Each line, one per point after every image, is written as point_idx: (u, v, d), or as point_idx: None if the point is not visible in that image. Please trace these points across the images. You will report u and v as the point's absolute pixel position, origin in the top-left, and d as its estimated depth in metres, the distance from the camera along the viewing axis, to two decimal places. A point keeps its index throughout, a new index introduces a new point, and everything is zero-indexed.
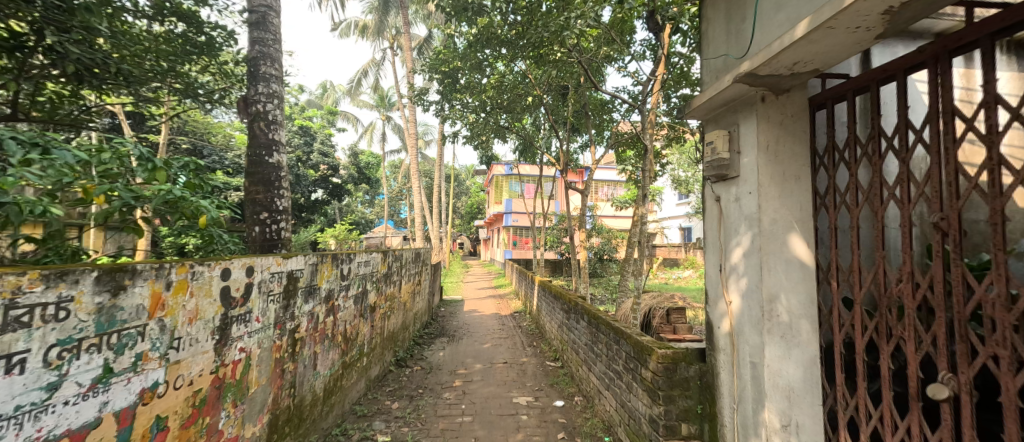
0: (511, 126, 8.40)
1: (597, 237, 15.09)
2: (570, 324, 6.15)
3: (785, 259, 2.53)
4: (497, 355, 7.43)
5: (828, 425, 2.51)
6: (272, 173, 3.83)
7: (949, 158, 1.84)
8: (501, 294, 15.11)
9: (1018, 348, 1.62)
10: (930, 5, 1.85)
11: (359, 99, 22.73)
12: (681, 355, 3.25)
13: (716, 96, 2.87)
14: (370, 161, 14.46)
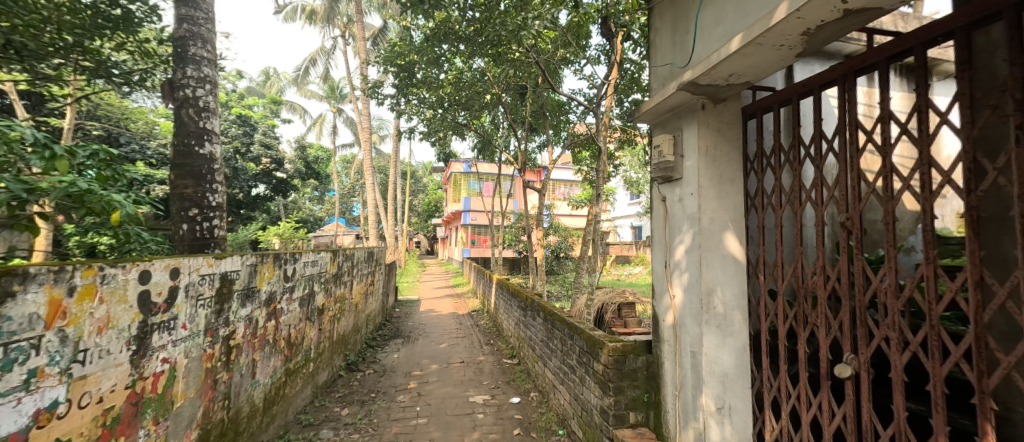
0: (469, 124, 8.19)
1: (553, 235, 15.31)
2: (527, 322, 6.15)
3: (722, 255, 2.63)
4: (453, 354, 7.30)
5: (756, 406, 2.65)
6: (204, 166, 3.51)
7: (853, 165, 1.99)
8: (459, 294, 14.89)
9: (905, 331, 1.77)
10: (841, 30, 1.98)
11: (308, 89, 21.54)
12: (630, 347, 3.31)
13: (662, 102, 2.93)
14: (320, 155, 13.73)
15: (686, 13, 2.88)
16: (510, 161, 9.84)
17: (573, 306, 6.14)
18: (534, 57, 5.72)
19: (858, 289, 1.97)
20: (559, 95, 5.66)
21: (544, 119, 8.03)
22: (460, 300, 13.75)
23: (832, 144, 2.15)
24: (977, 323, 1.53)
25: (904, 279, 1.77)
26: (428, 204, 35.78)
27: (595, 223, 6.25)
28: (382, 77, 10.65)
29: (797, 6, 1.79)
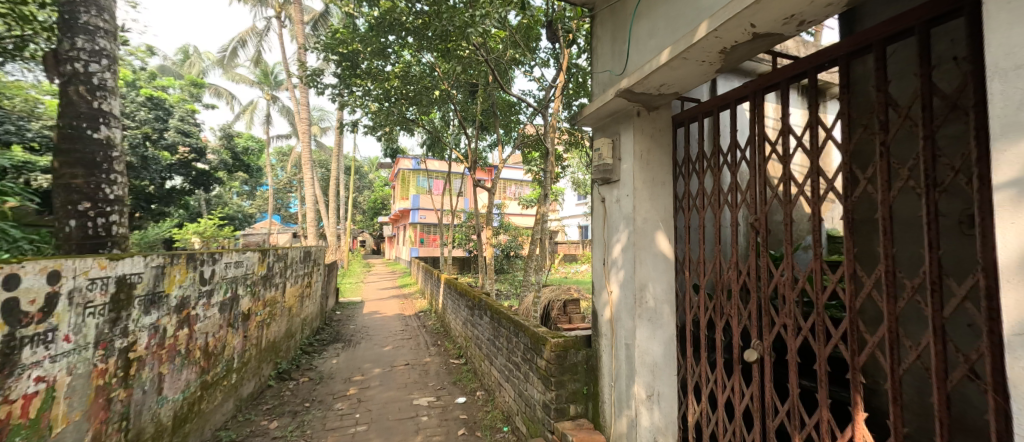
0: (417, 119, 7.89)
1: (503, 234, 15.26)
2: (474, 320, 6.06)
3: (653, 253, 2.73)
4: (398, 357, 7.03)
5: (681, 391, 2.79)
6: (99, 153, 3.08)
7: (760, 172, 2.20)
8: (406, 294, 14.45)
9: (799, 318, 2.00)
10: (752, 52, 2.11)
11: (238, 74, 19.81)
12: (571, 342, 3.31)
13: (601, 107, 2.95)
14: (252, 146, 12.68)
15: (624, 21, 2.94)
16: (459, 158, 9.65)
17: (520, 305, 6.14)
18: (484, 54, 5.61)
19: (763, 283, 2.17)
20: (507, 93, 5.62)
21: (494, 118, 7.97)
22: (405, 300, 13.33)
23: (745, 153, 2.34)
24: (851, 310, 1.76)
25: (800, 273, 2.00)
26: (374, 201, 34.43)
27: (542, 223, 6.29)
28: (323, 66, 10.05)
29: (714, 26, 1.89)
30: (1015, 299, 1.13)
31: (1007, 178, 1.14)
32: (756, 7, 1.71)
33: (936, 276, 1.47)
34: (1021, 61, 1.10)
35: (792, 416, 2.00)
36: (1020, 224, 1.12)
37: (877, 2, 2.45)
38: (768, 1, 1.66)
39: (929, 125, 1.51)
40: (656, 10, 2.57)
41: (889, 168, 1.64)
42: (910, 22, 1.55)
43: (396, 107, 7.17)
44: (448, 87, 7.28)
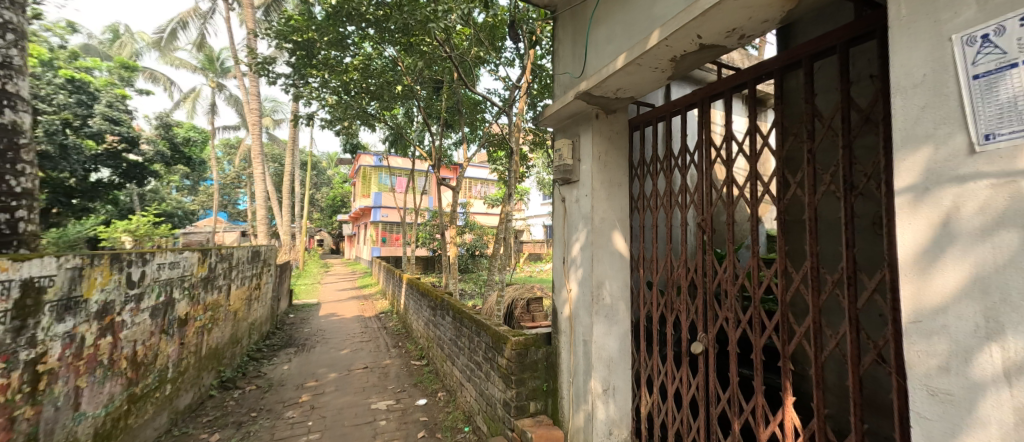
0: (379, 115, 7.50)
1: (468, 234, 15.03)
2: (436, 320, 5.94)
3: (610, 251, 2.77)
4: (356, 360, 6.77)
5: (634, 384, 2.85)
6: (5, 140, 2.75)
7: (707, 174, 2.31)
8: (366, 295, 13.97)
9: (739, 312, 2.11)
10: (700, 62, 2.18)
11: (180, 60, 18.38)
12: (532, 340, 3.28)
13: (562, 108, 2.95)
14: (195, 136, 11.79)
15: (583, 25, 2.95)
16: (423, 156, 9.38)
17: (483, 303, 6.08)
18: (449, 50, 5.46)
19: (709, 279, 2.27)
20: (472, 91, 5.52)
21: (459, 115, 7.82)
22: (366, 301, 12.88)
23: (693, 157, 2.45)
24: (783, 303, 1.90)
25: (741, 270, 2.11)
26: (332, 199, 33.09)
27: (506, 222, 6.24)
28: (277, 54, 9.53)
29: (665, 35, 1.93)
30: (913, 290, 1.21)
31: (905, 184, 1.22)
32: (703, 18, 1.76)
33: (851, 271, 1.69)
34: (918, 79, 1.20)
35: (733, 404, 2.12)
36: (917, 224, 1.20)
37: (808, 23, 2.61)
38: (714, 13, 1.71)
39: (848, 135, 1.75)
40: (613, 16, 2.59)
41: (815, 173, 1.85)
42: (833, 41, 1.76)
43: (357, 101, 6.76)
44: (411, 83, 6.97)
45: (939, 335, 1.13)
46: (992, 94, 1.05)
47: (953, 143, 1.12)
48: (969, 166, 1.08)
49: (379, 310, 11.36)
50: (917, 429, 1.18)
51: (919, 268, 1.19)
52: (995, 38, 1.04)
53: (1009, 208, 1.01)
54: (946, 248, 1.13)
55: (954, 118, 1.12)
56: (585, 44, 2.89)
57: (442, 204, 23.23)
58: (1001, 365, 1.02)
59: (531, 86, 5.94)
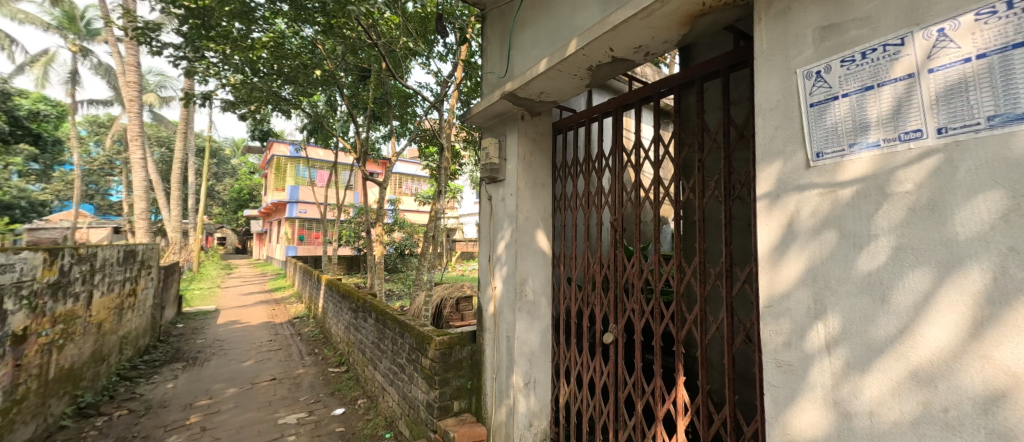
0: (296, 100, 6.11)
1: (397, 231, 13.82)
2: (357, 323, 5.60)
3: (533, 249, 2.84)
4: (262, 371, 6.13)
5: (554, 376, 2.94)
6: None
7: (619, 178, 2.47)
8: (278, 299, 12.74)
9: (644, 303, 2.29)
10: (613, 74, 2.31)
11: (28, 18, 15.11)
12: (457, 339, 3.21)
13: (488, 107, 2.95)
14: (51, 111, 9.79)
15: (510, 26, 2.97)
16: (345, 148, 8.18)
17: (411, 304, 5.85)
18: (373, 36, 4.88)
19: (619, 274, 2.43)
20: (402, 84, 4.70)
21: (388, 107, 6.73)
22: (275, 306, 11.70)
23: (608, 161, 2.61)
24: (680, 295, 2.10)
25: (646, 266, 2.29)
26: (235, 191, 29.42)
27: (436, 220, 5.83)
28: (167, 22, 8.29)
29: (583, 43, 2.01)
30: (766, 280, 1.38)
31: (760, 191, 1.40)
32: (614, 32, 1.86)
33: (727, 267, 1.92)
34: (772, 103, 1.38)
35: (637, 388, 2.29)
36: (770, 225, 1.38)
37: (704, 46, 2.88)
38: (623, 28, 1.82)
39: (728, 148, 1.96)
40: (538, 21, 2.64)
41: (703, 179, 2.06)
42: (719, 66, 1.99)
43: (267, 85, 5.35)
44: (334, 69, 5.61)
45: (784, 317, 1.32)
46: (823, 119, 1.25)
47: (795, 159, 1.31)
48: (806, 178, 1.28)
49: (292, 315, 10.35)
50: (767, 396, 1.36)
51: (771, 259, 1.37)
52: (825, 74, 1.24)
53: (832, 212, 1.21)
54: (789, 245, 1.32)
55: (797, 138, 1.31)
56: (510, 45, 2.92)
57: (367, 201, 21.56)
58: (824, 339, 1.22)
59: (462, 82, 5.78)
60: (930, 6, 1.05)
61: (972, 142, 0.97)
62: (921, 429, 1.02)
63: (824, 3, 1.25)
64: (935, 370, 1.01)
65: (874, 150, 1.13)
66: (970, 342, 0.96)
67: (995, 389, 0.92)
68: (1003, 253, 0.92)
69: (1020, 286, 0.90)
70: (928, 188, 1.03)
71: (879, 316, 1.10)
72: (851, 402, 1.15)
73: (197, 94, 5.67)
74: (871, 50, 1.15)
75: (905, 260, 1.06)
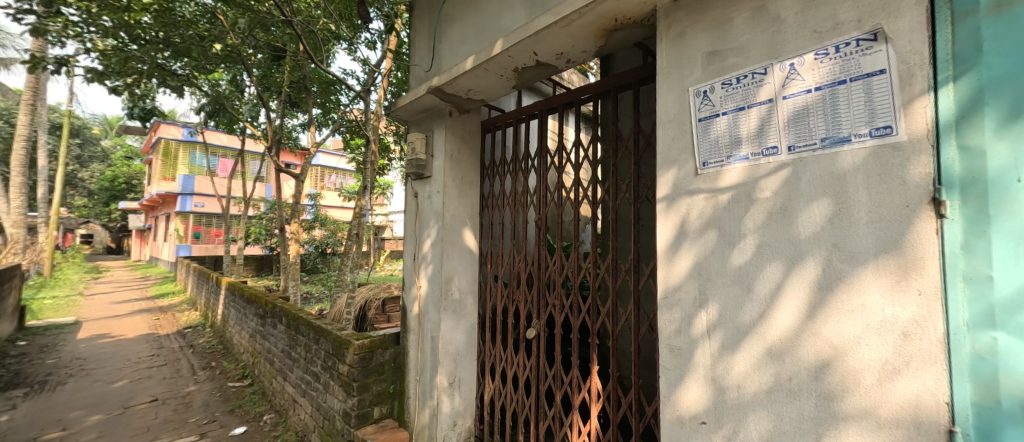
0: (190, 76, 5.04)
1: (318, 229, 11.76)
2: (265, 331, 5.10)
3: (459, 248, 2.85)
4: (141, 392, 5.31)
5: (479, 374, 2.96)
6: None
7: (543, 178, 2.57)
8: (163, 307, 11.10)
9: (563, 299, 2.41)
10: (537, 78, 2.39)
11: None
12: (378, 342, 3.07)
13: (415, 101, 2.88)
14: None
15: (438, 19, 2.92)
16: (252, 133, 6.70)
17: (331, 308, 5.41)
18: (287, 12, 4.19)
19: (544, 271, 2.53)
20: (321, 69, 3.97)
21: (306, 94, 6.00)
22: (161, 314, 10.19)
23: (533, 162, 2.70)
24: (595, 289, 2.25)
25: (567, 263, 2.41)
26: (106, 179, 24.59)
27: (360, 217, 4.99)
28: None
29: (507, 45, 2.05)
30: (662, 275, 1.54)
31: (659, 194, 1.55)
32: (537, 37, 1.92)
33: (634, 263, 2.09)
34: (669, 116, 1.54)
35: (557, 379, 2.40)
36: (666, 225, 1.53)
37: (623, 58, 3.08)
38: (544, 35, 1.90)
39: (638, 154, 2.13)
40: (466, 18, 2.63)
41: (617, 182, 2.22)
42: (631, 78, 2.15)
43: (148, 55, 4.27)
44: (238, 44, 4.83)
45: (676, 307, 1.48)
46: (707, 133, 1.43)
47: (685, 167, 1.48)
48: (694, 184, 1.45)
49: (182, 325, 9.06)
50: (661, 378, 1.51)
51: (666, 256, 1.52)
52: (710, 94, 1.42)
53: (713, 215, 1.39)
54: (682, 243, 1.48)
55: (688, 149, 1.48)
56: (438, 38, 2.87)
57: (281, 195, 18.79)
58: (706, 325, 1.39)
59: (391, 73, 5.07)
60: (783, 44, 1.26)
61: (812, 159, 1.18)
62: (773, 397, 1.22)
63: (710, 32, 1.43)
64: (784, 346, 1.21)
65: (745, 162, 1.32)
66: (807, 322, 1.17)
67: (823, 359, 1.13)
68: (829, 249, 1.14)
69: (841, 276, 1.12)
70: (781, 195, 1.24)
71: (746, 304, 1.30)
72: (722, 378, 1.34)
73: (49, 59, 4.73)
74: (744, 76, 1.34)
75: (766, 255, 1.26)
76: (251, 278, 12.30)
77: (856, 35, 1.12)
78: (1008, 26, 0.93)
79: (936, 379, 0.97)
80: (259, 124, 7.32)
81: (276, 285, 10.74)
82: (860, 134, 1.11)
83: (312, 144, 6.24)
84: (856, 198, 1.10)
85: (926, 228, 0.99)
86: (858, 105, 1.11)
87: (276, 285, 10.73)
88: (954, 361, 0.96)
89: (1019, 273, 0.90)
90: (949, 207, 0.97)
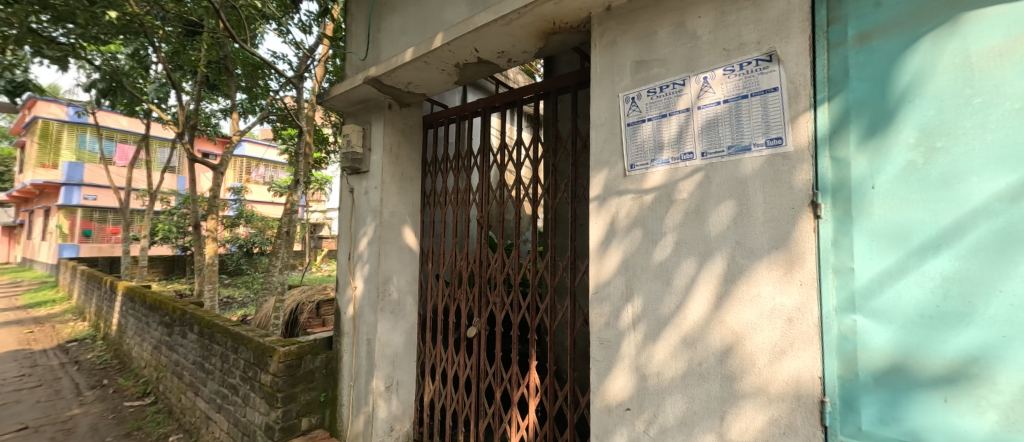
0: (76, 45, 4.06)
1: (244, 226, 10.77)
2: (174, 342, 4.57)
3: (398, 246, 2.77)
4: (11, 419, 4.53)
5: (419, 377, 2.90)
6: None
7: (484, 177, 2.57)
8: (43, 317, 9.56)
9: (504, 297, 2.44)
10: (479, 75, 2.38)
11: None
12: (307, 347, 2.89)
13: (351, 92, 2.75)
14: None
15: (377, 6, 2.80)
16: (160, 118, 5.93)
17: (255, 312, 4.99)
18: None
19: (486, 268, 2.54)
20: (247, 51, 3.56)
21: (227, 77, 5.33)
22: (39, 326, 8.77)
23: (475, 160, 2.69)
24: (534, 286, 2.30)
25: (507, 261, 2.44)
26: None
27: (291, 214, 4.62)
28: None
29: (448, 39, 2.02)
30: (593, 271, 1.61)
31: (592, 194, 1.63)
32: (477, 34, 1.92)
33: (570, 261, 2.17)
34: (602, 119, 1.62)
35: (497, 376, 2.42)
36: (597, 224, 1.61)
37: (566, 60, 3.15)
38: (484, 32, 1.90)
39: (575, 155, 2.20)
40: (406, 9, 2.56)
41: (556, 182, 2.28)
42: (570, 81, 2.22)
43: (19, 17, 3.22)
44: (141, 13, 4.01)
45: (605, 301, 1.56)
46: (634, 137, 1.52)
47: (614, 170, 1.57)
48: (623, 184, 1.53)
49: (66, 338, 7.85)
50: (592, 370, 1.59)
51: (598, 253, 1.60)
52: (637, 100, 1.51)
53: (639, 214, 1.48)
54: (611, 241, 1.56)
55: (617, 152, 1.56)
56: (377, 27, 2.76)
57: (196, 188, 16.88)
58: (632, 316, 1.48)
59: (326, 62, 4.71)
60: (698, 59, 1.38)
61: (720, 164, 1.31)
62: (687, 380, 1.34)
63: (638, 42, 1.53)
64: (696, 334, 1.32)
65: (666, 165, 1.42)
66: (716, 312, 1.29)
67: (727, 344, 1.26)
68: (733, 246, 1.27)
69: (743, 270, 1.25)
70: (696, 196, 1.35)
71: (666, 296, 1.40)
72: (645, 366, 1.43)
73: None
74: (665, 86, 1.44)
75: (683, 252, 1.37)
76: (156, 282, 10.95)
77: (756, 55, 1.25)
78: (869, 57, 1.10)
79: (813, 357, 1.12)
80: (167, 108, 6.52)
81: (189, 289, 9.67)
82: (758, 144, 1.24)
83: (233, 132, 5.67)
84: (755, 200, 1.23)
85: (807, 227, 1.15)
86: (757, 118, 1.25)
87: (189, 289, 9.66)
88: (826, 340, 1.11)
89: (873, 265, 1.07)
90: (825, 209, 1.13)
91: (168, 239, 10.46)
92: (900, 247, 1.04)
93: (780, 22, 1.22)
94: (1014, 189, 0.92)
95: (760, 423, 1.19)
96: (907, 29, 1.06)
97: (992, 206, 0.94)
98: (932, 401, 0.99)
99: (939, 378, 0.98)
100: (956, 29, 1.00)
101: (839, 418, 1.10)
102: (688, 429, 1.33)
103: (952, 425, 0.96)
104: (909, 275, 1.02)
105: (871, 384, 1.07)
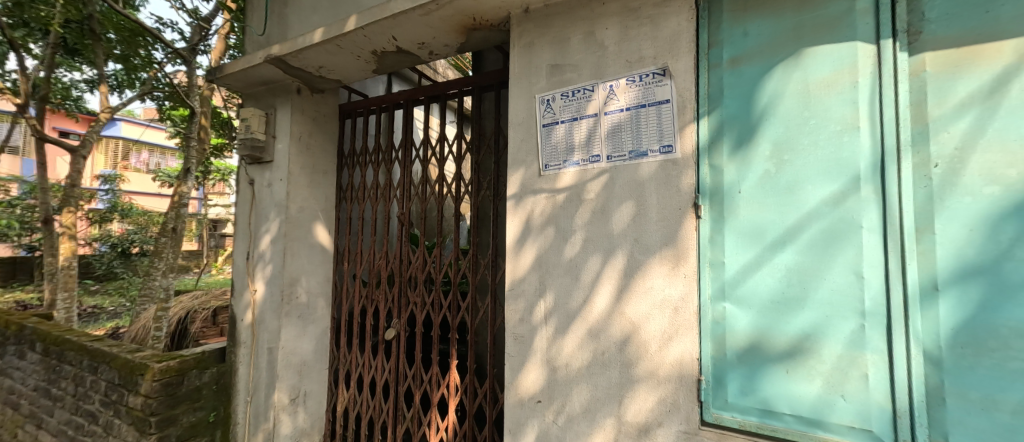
0: None
1: (118, 221, 9.17)
2: (10, 364, 3.71)
3: (307, 245, 2.57)
4: None
5: (331, 385, 2.73)
6: None
7: (405, 172, 2.48)
8: None
9: (423, 296, 2.38)
10: (399, 65, 2.30)
11: None
12: (192, 362, 2.54)
13: (251, 72, 2.48)
14: None
15: None
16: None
17: (130, 324, 4.26)
18: None
19: (404, 267, 2.46)
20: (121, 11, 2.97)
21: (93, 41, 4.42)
22: None
23: (395, 154, 2.59)
24: (455, 284, 2.29)
25: (426, 260, 2.39)
26: None
27: (180, 207, 4.03)
28: None
29: (362, 23, 1.91)
30: (509, 268, 1.64)
31: (509, 193, 1.65)
32: (394, 21, 1.84)
33: (492, 259, 2.19)
34: (519, 119, 1.65)
35: (416, 378, 2.36)
36: (513, 222, 1.64)
37: (494, 56, 3.14)
38: (401, 20, 1.83)
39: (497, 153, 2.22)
40: None
41: (478, 179, 2.28)
42: (495, 81, 2.23)
43: None
44: None
45: (520, 298, 1.60)
46: (549, 138, 1.58)
47: (529, 169, 1.61)
48: (537, 184, 1.59)
49: None
50: (506, 365, 1.62)
51: (514, 250, 1.63)
52: (552, 103, 1.57)
53: (552, 213, 1.54)
54: (527, 239, 1.60)
55: (532, 152, 1.61)
56: (282, 3, 2.52)
57: (50, 174, 13.96)
58: (544, 311, 1.54)
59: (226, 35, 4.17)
60: (605, 68, 1.47)
61: (623, 167, 1.41)
62: (591, 370, 1.43)
63: (553, 46, 1.59)
64: (600, 326, 1.42)
65: (577, 166, 1.50)
66: (617, 304, 1.39)
67: (626, 334, 1.37)
68: (632, 243, 1.38)
69: (642, 265, 1.36)
70: (601, 196, 1.45)
71: (574, 290, 1.48)
72: (555, 359, 1.50)
73: None
74: (577, 90, 1.52)
75: (590, 249, 1.46)
76: None
77: (652, 69, 1.38)
78: (739, 78, 1.27)
79: (694, 341, 1.27)
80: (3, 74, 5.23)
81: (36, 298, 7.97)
82: (653, 150, 1.36)
83: (102, 108, 4.76)
84: (650, 201, 1.36)
85: (690, 226, 1.29)
86: (652, 126, 1.37)
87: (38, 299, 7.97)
88: (702, 326, 1.26)
89: (739, 258, 1.24)
90: (704, 209, 1.28)
91: (5, 237, 8.41)
92: (758, 243, 1.22)
93: (672, 40, 1.35)
94: (837, 195, 1.13)
95: (650, 404, 1.32)
96: (767, 57, 1.24)
97: (822, 208, 1.14)
98: (779, 373, 1.18)
99: (786, 354, 1.17)
100: (801, 61, 1.19)
101: (713, 394, 1.25)
102: (591, 415, 1.42)
103: (793, 392, 1.16)
104: (765, 267, 1.20)
105: (738, 363, 1.23)
